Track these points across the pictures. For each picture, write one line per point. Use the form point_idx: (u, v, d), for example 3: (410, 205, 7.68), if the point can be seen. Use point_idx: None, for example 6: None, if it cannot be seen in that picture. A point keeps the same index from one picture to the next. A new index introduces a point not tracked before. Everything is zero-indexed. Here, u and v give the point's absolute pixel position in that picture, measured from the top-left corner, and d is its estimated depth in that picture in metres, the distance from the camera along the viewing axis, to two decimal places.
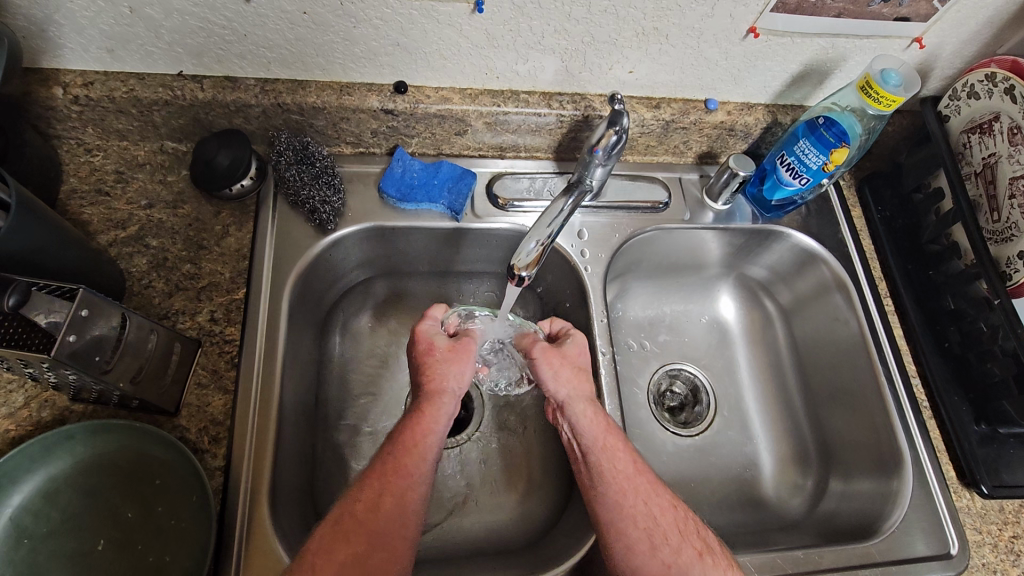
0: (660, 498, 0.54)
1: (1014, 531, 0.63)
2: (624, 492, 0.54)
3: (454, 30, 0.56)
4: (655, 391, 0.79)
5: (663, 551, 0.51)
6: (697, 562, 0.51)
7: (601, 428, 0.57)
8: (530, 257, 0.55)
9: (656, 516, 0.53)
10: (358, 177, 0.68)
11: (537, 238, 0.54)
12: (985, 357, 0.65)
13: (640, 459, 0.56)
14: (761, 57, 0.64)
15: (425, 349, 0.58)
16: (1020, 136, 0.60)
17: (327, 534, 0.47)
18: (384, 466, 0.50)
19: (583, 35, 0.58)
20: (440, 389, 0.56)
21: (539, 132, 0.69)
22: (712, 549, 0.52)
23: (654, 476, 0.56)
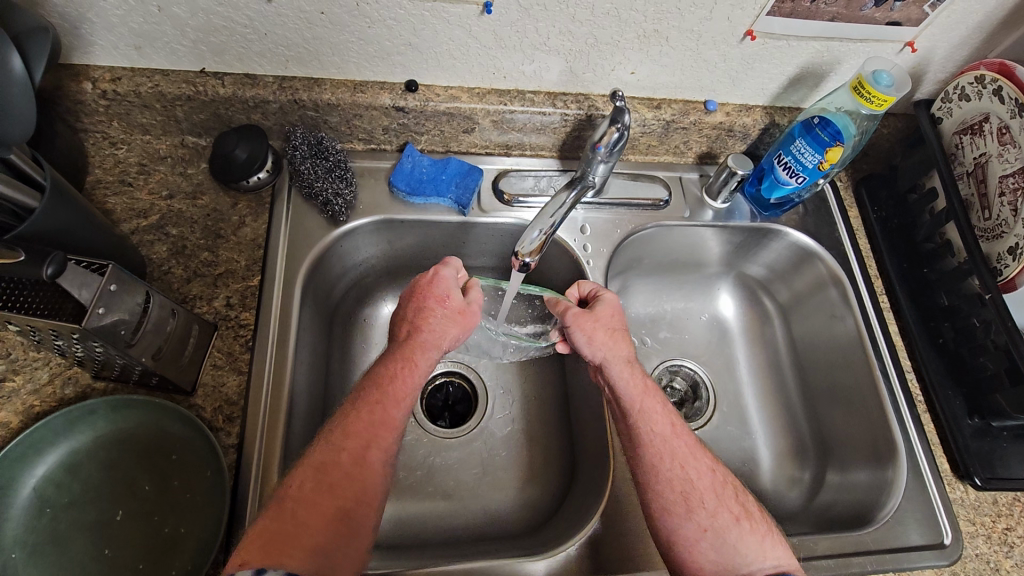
0: (698, 463, 0.56)
1: (1008, 524, 0.63)
2: (661, 454, 0.56)
3: (464, 30, 0.59)
4: (655, 386, 0.81)
5: (700, 515, 0.54)
6: (734, 526, 0.54)
7: (637, 390, 0.59)
8: (534, 245, 0.57)
9: (692, 480, 0.55)
10: (369, 172, 0.71)
11: (541, 227, 0.57)
12: (978, 350, 0.66)
13: (678, 422, 0.59)
14: (759, 59, 0.66)
15: (436, 298, 0.60)
16: (1008, 136, 0.61)
17: (312, 483, 0.48)
18: (376, 420, 0.52)
19: (587, 36, 0.61)
20: (434, 344, 0.58)
21: (544, 131, 0.71)
22: (750, 515, 0.55)
23: (692, 440, 0.58)
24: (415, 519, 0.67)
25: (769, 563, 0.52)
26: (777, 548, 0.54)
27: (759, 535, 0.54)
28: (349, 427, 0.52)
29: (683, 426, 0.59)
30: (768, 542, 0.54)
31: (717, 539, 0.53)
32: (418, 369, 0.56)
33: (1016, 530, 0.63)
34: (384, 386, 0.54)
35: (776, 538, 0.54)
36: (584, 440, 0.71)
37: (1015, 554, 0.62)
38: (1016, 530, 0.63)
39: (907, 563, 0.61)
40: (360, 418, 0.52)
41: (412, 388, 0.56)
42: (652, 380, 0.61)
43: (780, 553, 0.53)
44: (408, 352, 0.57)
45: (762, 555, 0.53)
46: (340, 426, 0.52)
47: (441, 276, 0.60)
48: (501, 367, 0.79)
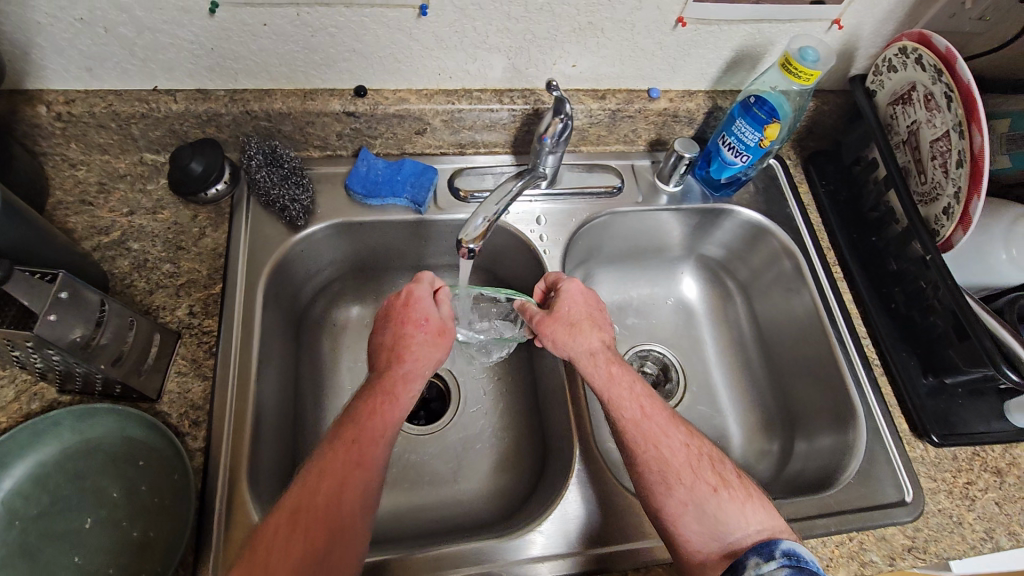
0: (672, 440, 0.57)
1: (968, 478, 0.65)
2: (633, 437, 0.57)
3: (404, 33, 0.62)
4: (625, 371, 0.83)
5: (678, 489, 0.54)
6: (713, 496, 0.54)
7: (604, 378, 0.61)
8: (478, 231, 0.58)
9: (668, 459, 0.56)
10: (326, 177, 0.72)
11: (485, 214, 0.58)
12: (927, 310, 0.68)
13: (648, 403, 0.59)
14: (694, 45, 0.69)
15: (414, 322, 0.61)
16: (934, 102, 0.63)
17: (285, 527, 0.48)
18: (353, 458, 0.52)
19: (524, 32, 0.63)
20: (415, 373, 0.59)
21: (495, 128, 0.74)
22: (727, 483, 0.55)
23: (664, 416, 0.59)
24: (394, 513, 0.68)
25: (752, 529, 0.53)
26: (759, 512, 0.54)
27: (738, 502, 0.54)
28: (325, 468, 0.51)
29: (655, 405, 0.60)
30: (749, 507, 0.54)
31: (698, 510, 0.54)
32: (399, 402, 0.56)
33: (977, 484, 0.64)
34: (362, 423, 0.54)
35: (757, 504, 0.54)
36: (552, 425, 0.72)
37: (976, 507, 0.63)
38: (976, 484, 0.64)
39: (874, 522, 0.62)
40: (337, 455, 0.52)
41: (392, 423, 0.55)
42: (617, 364, 0.62)
43: (761, 518, 0.54)
44: (389, 386, 0.57)
45: (744, 523, 0.53)
46: (316, 469, 0.51)
47: (416, 297, 0.62)
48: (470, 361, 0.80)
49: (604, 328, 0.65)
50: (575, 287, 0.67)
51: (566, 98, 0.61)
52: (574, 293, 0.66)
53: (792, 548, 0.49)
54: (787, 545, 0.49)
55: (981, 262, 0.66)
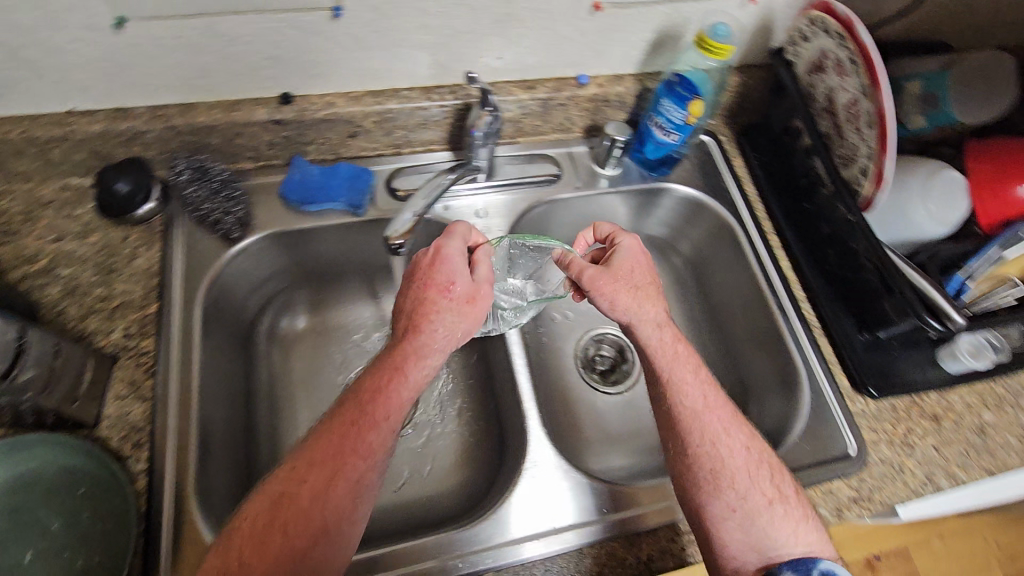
0: (731, 440, 0.58)
1: (907, 427, 0.68)
2: (692, 426, 0.58)
3: (322, 37, 0.61)
4: (583, 357, 0.87)
5: (727, 494, 0.56)
6: (766, 508, 0.56)
7: (667, 357, 0.61)
8: (407, 226, 0.59)
9: (723, 460, 0.57)
10: (261, 187, 0.72)
11: (412, 210, 0.60)
12: (858, 268, 0.69)
13: (711, 395, 0.60)
14: (615, 29, 0.70)
15: (437, 287, 0.58)
16: (844, 68, 0.65)
17: (265, 519, 0.49)
18: (349, 446, 0.52)
19: (444, 28, 0.64)
20: (431, 346, 0.57)
21: (429, 125, 0.74)
22: (784, 498, 0.56)
23: (727, 413, 0.60)
24: None
25: (800, 550, 0.55)
26: (810, 532, 0.56)
27: (791, 520, 0.56)
28: (316, 455, 0.52)
29: (718, 399, 0.60)
30: (802, 527, 0.56)
31: (746, 520, 0.55)
32: (407, 381, 0.55)
33: (915, 431, 0.68)
34: (367, 405, 0.54)
35: (811, 523, 0.56)
36: (507, 414, 0.72)
37: (915, 453, 0.66)
38: (914, 431, 0.67)
39: (821, 477, 0.64)
40: (328, 443, 0.53)
41: (397, 410, 0.54)
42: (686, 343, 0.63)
43: (813, 538, 0.56)
44: (400, 360, 0.56)
45: (793, 542, 0.55)
46: (307, 453, 0.52)
47: (445, 255, 0.60)
48: None
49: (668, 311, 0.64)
50: (630, 248, 0.65)
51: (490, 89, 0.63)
52: (633, 257, 0.65)
53: (832, 570, 0.51)
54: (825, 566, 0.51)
55: (900, 216, 0.69)
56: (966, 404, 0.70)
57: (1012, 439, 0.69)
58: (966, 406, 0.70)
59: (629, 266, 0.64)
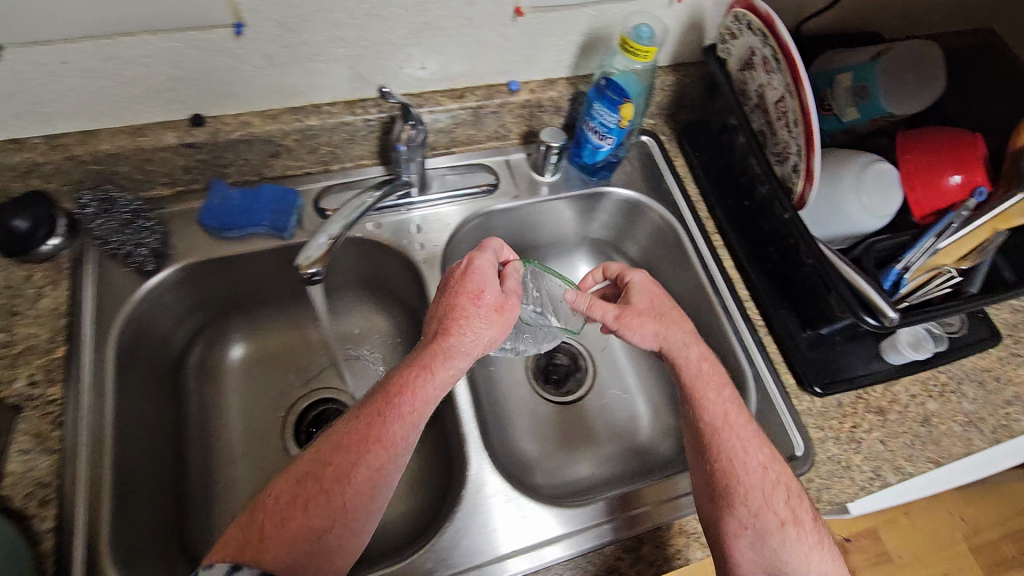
0: (751, 460, 0.58)
1: (854, 422, 0.68)
2: (712, 443, 0.59)
3: (227, 54, 0.58)
4: (535, 368, 0.85)
5: (742, 512, 0.57)
6: (779, 530, 0.57)
7: (692, 374, 0.62)
8: (322, 250, 0.57)
9: (743, 477, 0.58)
10: (179, 215, 0.68)
11: (327, 233, 0.57)
12: (800, 264, 0.69)
13: (733, 412, 0.61)
14: (541, 33, 0.67)
15: (468, 293, 0.59)
16: (770, 65, 0.64)
17: (287, 496, 0.54)
18: (372, 437, 0.55)
19: (359, 39, 0.61)
20: (457, 350, 0.57)
21: (355, 141, 0.71)
22: (797, 522, 0.57)
23: (748, 432, 0.60)
24: None
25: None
26: (821, 561, 0.57)
27: (805, 545, 0.57)
28: (342, 441, 0.55)
29: (740, 418, 0.61)
30: (814, 553, 0.57)
31: (757, 537, 0.57)
32: (432, 378, 0.56)
33: (862, 426, 0.68)
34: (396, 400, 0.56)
35: (823, 552, 0.58)
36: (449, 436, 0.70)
37: (862, 448, 0.66)
38: (861, 426, 0.67)
39: None
40: (355, 433, 0.55)
41: (419, 418, 0.56)
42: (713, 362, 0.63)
43: (823, 567, 0.57)
44: (429, 359, 0.57)
45: (804, 566, 0.57)
46: (335, 439, 0.56)
47: (476, 267, 0.61)
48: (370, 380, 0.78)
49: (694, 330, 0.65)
50: (643, 282, 0.67)
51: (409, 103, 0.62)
52: (650, 290, 0.67)
53: None
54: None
55: (835, 211, 0.69)
56: (911, 395, 0.70)
57: (957, 427, 0.70)
58: (911, 397, 0.70)
59: (646, 300, 0.66)
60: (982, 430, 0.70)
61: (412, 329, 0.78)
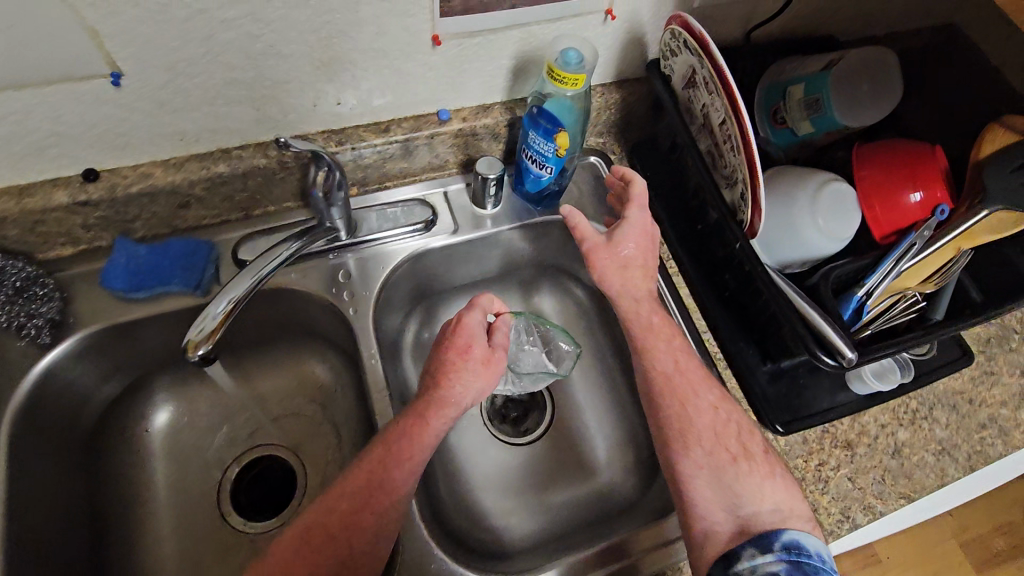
0: (700, 400, 0.60)
1: (820, 459, 0.64)
2: (664, 387, 0.61)
3: (110, 106, 0.52)
4: (490, 407, 0.79)
5: (696, 453, 0.58)
6: (732, 466, 0.57)
7: (643, 326, 0.64)
8: (218, 318, 0.50)
9: (692, 418, 0.59)
10: (85, 277, 0.63)
11: (228, 296, 0.51)
12: (755, 294, 0.65)
13: (683, 359, 0.62)
14: (466, 59, 0.62)
15: (461, 345, 0.63)
16: (710, 86, 0.59)
17: (298, 546, 0.54)
18: (376, 484, 0.56)
19: (260, 80, 0.56)
20: (454, 399, 0.60)
21: (274, 184, 0.66)
22: (749, 456, 0.58)
23: (697, 377, 0.61)
24: None
25: (765, 505, 0.55)
26: (776, 491, 0.56)
27: (757, 476, 0.57)
28: (345, 491, 0.56)
29: (690, 362, 0.62)
30: (767, 483, 0.56)
31: (714, 477, 0.57)
32: (432, 427, 0.59)
33: (829, 463, 0.64)
34: (399, 448, 0.57)
35: (776, 482, 0.57)
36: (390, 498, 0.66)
37: (829, 488, 0.63)
38: (827, 463, 0.64)
39: None
40: (359, 482, 0.56)
41: (419, 465, 0.58)
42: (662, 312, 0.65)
43: (778, 498, 0.56)
44: (426, 411, 0.59)
45: (759, 499, 0.55)
46: (338, 490, 0.57)
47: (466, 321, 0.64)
48: (322, 431, 0.74)
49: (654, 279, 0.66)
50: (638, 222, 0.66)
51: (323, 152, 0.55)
52: (633, 236, 0.65)
53: (795, 540, 0.52)
54: (791, 539, 0.52)
55: (792, 236, 0.64)
56: (879, 425, 0.67)
57: (928, 457, 0.66)
58: (880, 427, 0.67)
59: (629, 238, 0.65)
60: (955, 459, 0.66)
61: (352, 379, 0.73)
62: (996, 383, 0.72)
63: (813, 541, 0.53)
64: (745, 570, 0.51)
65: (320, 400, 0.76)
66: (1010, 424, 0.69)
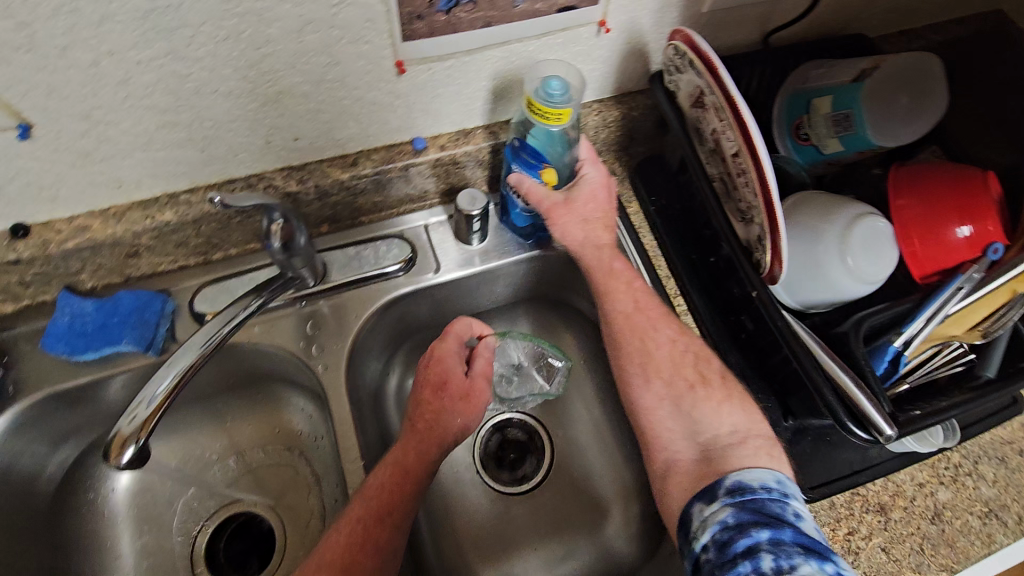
0: (659, 335, 0.58)
1: (850, 527, 0.57)
2: (622, 325, 0.60)
3: (26, 159, 0.46)
4: (484, 450, 0.73)
5: (657, 385, 0.57)
6: (689, 393, 0.56)
7: (602, 271, 0.61)
8: (154, 404, 0.43)
9: (651, 352, 0.58)
10: (29, 336, 0.58)
11: (173, 371, 0.45)
12: (775, 346, 0.57)
13: (643, 298, 0.60)
14: (439, 85, 0.55)
15: (441, 379, 0.60)
16: (721, 111, 0.51)
17: None
18: (358, 545, 0.50)
19: (199, 121, 0.49)
20: (436, 435, 0.57)
21: (231, 227, 0.59)
22: (707, 384, 0.56)
23: (655, 312, 0.60)
24: None
25: (724, 429, 0.53)
26: (735, 414, 0.54)
27: (715, 402, 0.55)
28: (324, 556, 0.50)
29: (649, 300, 0.60)
30: (726, 408, 0.54)
31: (674, 408, 0.56)
32: (411, 476, 0.54)
33: (860, 532, 0.56)
34: (382, 501, 0.53)
35: (735, 406, 0.54)
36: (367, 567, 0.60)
37: (860, 562, 0.55)
38: (858, 533, 0.56)
39: None
40: (340, 545, 0.51)
41: (403, 521, 0.53)
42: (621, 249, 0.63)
43: (736, 420, 0.53)
44: (403, 458, 0.55)
45: (716, 421, 0.54)
46: (316, 555, 0.51)
47: (448, 352, 0.62)
48: (290, 487, 0.68)
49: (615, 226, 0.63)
50: (596, 179, 0.61)
51: (273, 204, 0.48)
52: (595, 184, 0.61)
53: (738, 483, 0.48)
54: (733, 480, 0.48)
55: (816, 277, 0.56)
56: (917, 484, 0.59)
57: (973, 521, 0.58)
58: (918, 486, 0.59)
59: (587, 197, 0.61)
60: (1005, 522, 0.58)
61: (328, 431, 0.67)
62: None
63: (759, 471, 0.48)
64: (699, 529, 0.47)
65: (299, 450, 0.69)
66: None
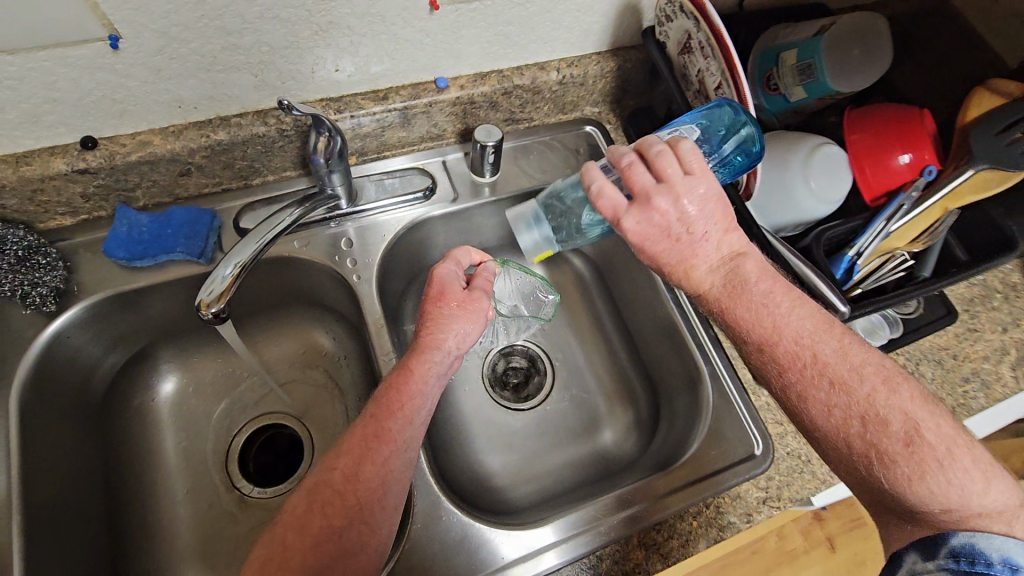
0: (814, 406, 0.48)
1: None
2: (771, 387, 0.51)
3: (107, 72, 0.52)
4: (492, 371, 0.81)
5: (832, 451, 0.49)
6: (873, 470, 0.46)
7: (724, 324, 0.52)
8: (227, 281, 0.52)
9: (815, 421, 0.49)
10: (86, 246, 0.63)
11: (231, 262, 0.52)
12: None
13: (775, 355, 0.49)
14: (463, 26, 0.62)
15: (440, 295, 0.62)
16: (707, 51, 0.60)
17: (303, 505, 0.50)
18: (371, 434, 0.53)
19: (258, 45, 0.56)
20: (435, 344, 0.59)
21: (273, 152, 0.66)
22: (890, 456, 0.45)
23: (799, 371, 0.49)
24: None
25: (936, 506, 0.44)
26: (946, 488, 0.44)
27: (911, 482, 0.45)
28: (342, 446, 0.53)
29: (788, 353, 0.49)
30: (927, 481, 0.44)
31: (864, 475, 0.48)
32: (413, 376, 0.57)
33: None
34: (393, 398, 0.55)
35: (940, 477, 0.44)
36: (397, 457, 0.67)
37: None
38: None
39: (715, 486, 0.62)
40: (355, 439, 0.53)
41: (413, 418, 0.55)
42: (746, 296, 0.50)
43: (945, 494, 0.44)
44: (406, 363, 0.58)
45: (922, 500, 0.44)
46: (337, 446, 0.54)
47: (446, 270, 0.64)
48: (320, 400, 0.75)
49: (710, 268, 0.51)
50: (641, 232, 0.50)
51: (321, 116, 0.54)
52: (646, 243, 0.51)
53: (971, 548, 0.41)
54: (962, 540, 0.41)
55: (785, 199, 0.66)
56: None
57: None
58: None
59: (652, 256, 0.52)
60: None
61: (356, 346, 0.74)
62: (978, 340, 0.74)
63: (1000, 538, 0.41)
64: None
65: (327, 366, 0.76)
66: (992, 378, 0.72)
